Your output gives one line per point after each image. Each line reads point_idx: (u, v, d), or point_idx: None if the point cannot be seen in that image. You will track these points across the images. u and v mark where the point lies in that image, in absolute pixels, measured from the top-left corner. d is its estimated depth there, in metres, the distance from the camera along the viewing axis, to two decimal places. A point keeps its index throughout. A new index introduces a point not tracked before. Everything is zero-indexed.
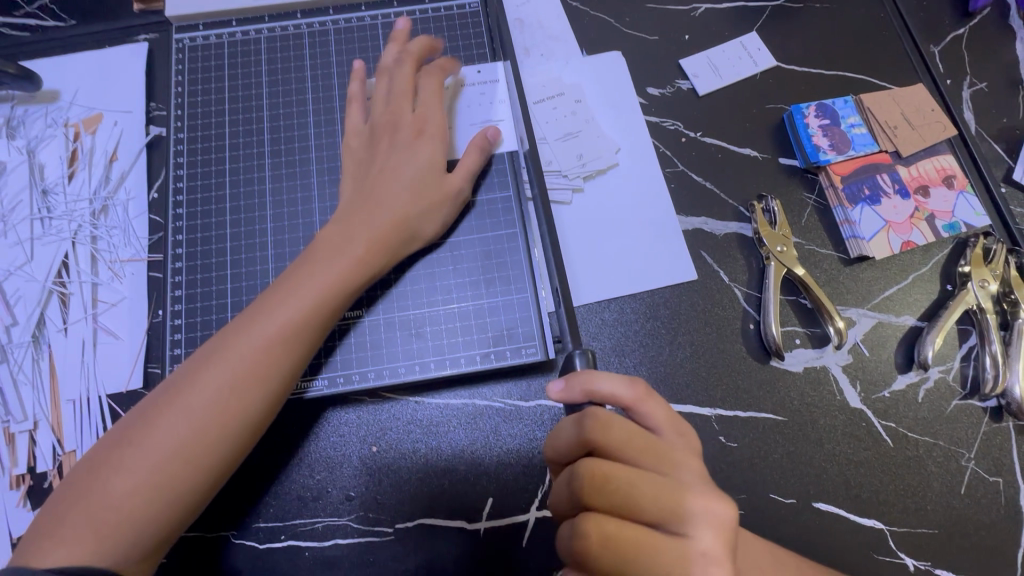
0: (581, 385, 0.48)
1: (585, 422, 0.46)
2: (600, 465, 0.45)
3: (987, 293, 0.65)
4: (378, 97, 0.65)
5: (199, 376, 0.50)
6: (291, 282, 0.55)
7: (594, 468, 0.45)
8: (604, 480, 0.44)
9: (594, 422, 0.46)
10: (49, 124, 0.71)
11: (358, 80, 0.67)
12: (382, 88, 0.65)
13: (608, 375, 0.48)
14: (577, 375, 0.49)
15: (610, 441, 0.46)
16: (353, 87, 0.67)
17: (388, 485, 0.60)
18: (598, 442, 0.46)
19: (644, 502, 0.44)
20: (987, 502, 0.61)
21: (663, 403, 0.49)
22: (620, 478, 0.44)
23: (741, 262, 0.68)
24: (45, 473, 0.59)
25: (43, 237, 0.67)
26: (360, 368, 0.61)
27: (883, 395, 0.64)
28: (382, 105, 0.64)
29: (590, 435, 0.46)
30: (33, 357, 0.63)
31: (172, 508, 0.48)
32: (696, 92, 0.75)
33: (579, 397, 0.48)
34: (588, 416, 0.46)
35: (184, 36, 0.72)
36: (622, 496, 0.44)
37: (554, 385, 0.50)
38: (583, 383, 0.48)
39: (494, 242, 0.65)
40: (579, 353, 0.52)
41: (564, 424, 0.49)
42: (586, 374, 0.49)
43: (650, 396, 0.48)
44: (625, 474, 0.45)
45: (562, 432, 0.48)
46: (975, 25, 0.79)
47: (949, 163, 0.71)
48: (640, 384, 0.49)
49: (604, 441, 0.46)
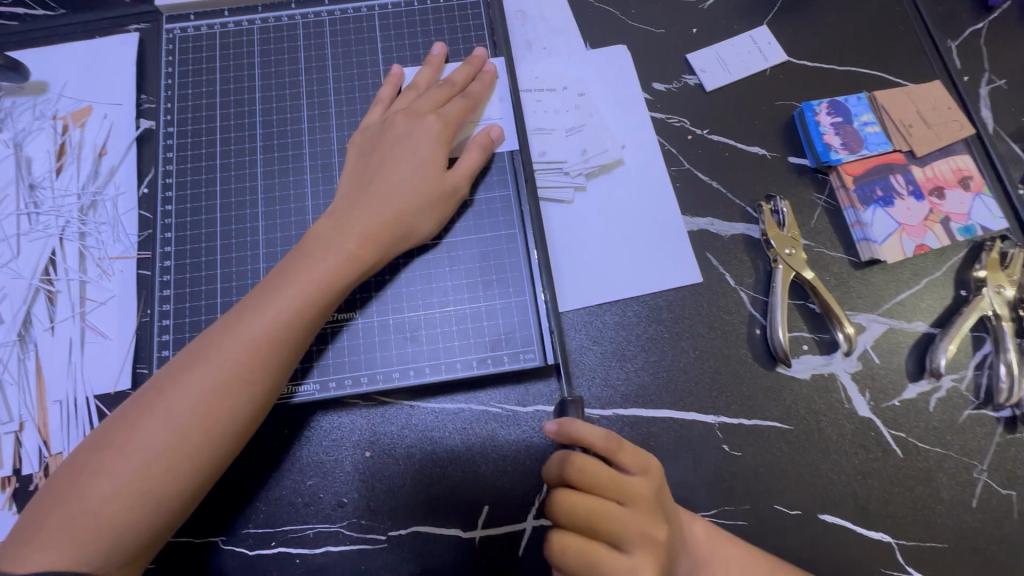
0: (564, 432, 0.47)
1: (564, 463, 0.47)
2: (566, 502, 0.47)
3: (1004, 299, 0.63)
4: (402, 98, 0.64)
5: (183, 377, 0.49)
6: (278, 281, 0.53)
7: (562, 505, 0.47)
8: (569, 514, 0.47)
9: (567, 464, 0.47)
10: (37, 116, 0.70)
11: (389, 85, 0.66)
12: (408, 97, 0.64)
13: (591, 426, 0.47)
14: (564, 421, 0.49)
15: (580, 482, 0.47)
16: (383, 91, 0.65)
17: (380, 491, 0.58)
18: (569, 482, 0.47)
19: (603, 536, 0.46)
20: (1000, 515, 0.59)
21: (636, 448, 0.48)
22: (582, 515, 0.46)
23: (748, 264, 0.66)
24: (31, 476, 0.58)
25: (30, 233, 0.66)
26: (353, 372, 0.59)
27: (894, 404, 0.62)
28: (402, 105, 0.63)
29: (564, 474, 0.47)
30: (19, 357, 0.62)
31: (154, 512, 0.46)
32: (703, 87, 0.73)
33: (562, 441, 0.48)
34: (565, 463, 0.47)
35: (175, 26, 0.70)
36: (585, 528, 0.46)
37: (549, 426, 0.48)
38: (567, 430, 0.47)
39: (493, 242, 0.63)
40: (570, 405, 0.52)
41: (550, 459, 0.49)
42: (570, 422, 0.48)
43: (623, 446, 0.48)
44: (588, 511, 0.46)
45: (546, 467, 0.49)
46: (994, 20, 0.77)
47: (965, 163, 0.69)
48: (616, 434, 0.48)
49: (574, 480, 0.47)
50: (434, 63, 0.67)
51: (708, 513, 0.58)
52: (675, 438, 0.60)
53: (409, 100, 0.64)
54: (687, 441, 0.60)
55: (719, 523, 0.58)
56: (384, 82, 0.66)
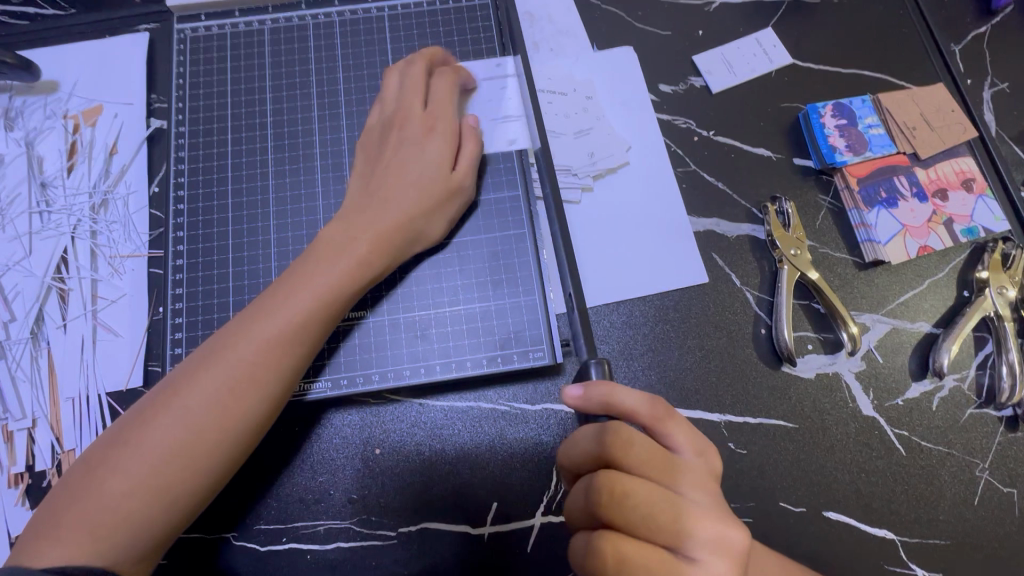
0: (602, 395, 0.46)
1: (605, 435, 0.45)
2: (619, 480, 0.44)
3: (1006, 300, 0.63)
4: (394, 92, 0.64)
5: (198, 376, 0.49)
6: (291, 282, 0.53)
7: (613, 484, 0.43)
8: (622, 497, 0.43)
9: (615, 436, 0.45)
10: (48, 116, 0.70)
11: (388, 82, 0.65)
12: (400, 90, 0.64)
13: (628, 390, 0.47)
14: (598, 383, 0.47)
15: (630, 457, 0.44)
16: (383, 91, 0.65)
17: (390, 488, 0.59)
18: (617, 456, 0.44)
19: (659, 522, 0.43)
20: (1002, 513, 0.60)
21: (680, 421, 0.48)
22: (638, 495, 0.43)
23: (753, 264, 0.67)
24: (44, 472, 0.58)
25: (42, 232, 0.66)
26: (364, 370, 0.60)
27: (897, 403, 0.63)
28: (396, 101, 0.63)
29: (609, 449, 0.45)
30: (32, 354, 0.62)
31: (171, 508, 0.47)
32: (709, 89, 0.73)
33: (593, 407, 0.47)
34: (609, 431, 0.45)
35: (186, 26, 0.70)
36: (638, 515, 0.43)
37: (572, 390, 0.48)
38: (605, 392, 0.46)
39: (502, 242, 0.63)
40: (594, 364, 0.50)
41: (580, 433, 0.47)
42: (608, 385, 0.47)
43: (667, 416, 0.47)
44: (644, 493, 0.43)
45: (582, 442, 0.46)
46: (997, 24, 0.77)
47: (968, 165, 0.69)
48: (659, 401, 0.47)
49: (623, 456, 0.44)
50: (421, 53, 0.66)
51: None
52: None
53: (401, 94, 0.63)
54: None
55: None
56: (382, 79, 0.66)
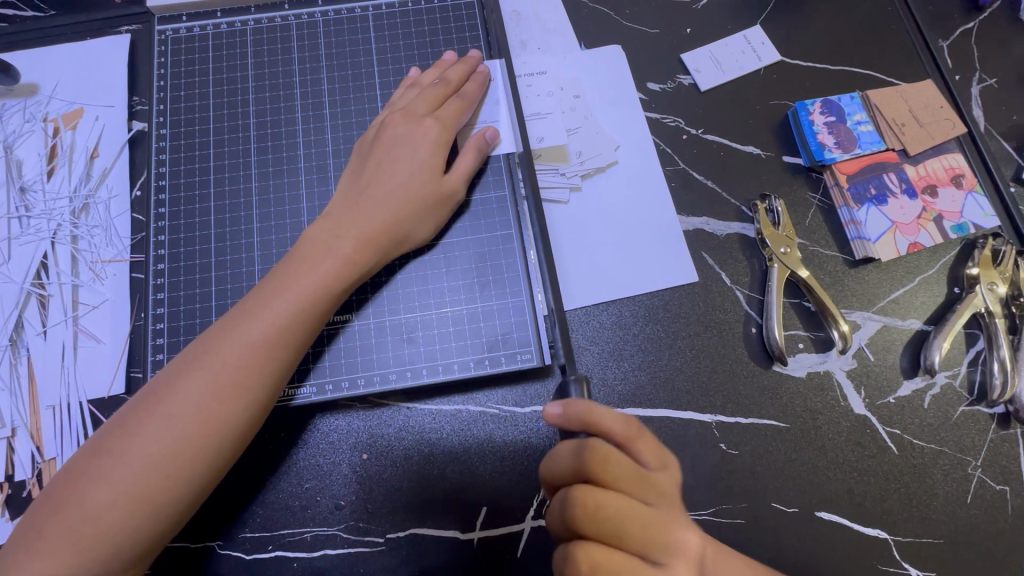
0: (582, 413, 0.44)
1: (584, 452, 0.44)
2: (594, 496, 0.43)
3: (996, 296, 0.63)
4: (404, 97, 0.64)
5: (181, 382, 0.48)
6: (277, 285, 0.53)
7: (587, 500, 0.43)
8: (596, 512, 0.43)
9: (594, 456, 0.43)
10: (28, 118, 0.69)
11: (403, 89, 0.65)
12: (409, 96, 0.64)
13: (608, 408, 0.45)
14: (579, 401, 0.45)
15: (607, 474, 0.44)
16: (394, 96, 0.65)
17: (379, 493, 0.58)
18: (595, 473, 0.43)
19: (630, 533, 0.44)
20: (995, 511, 0.59)
21: (651, 438, 0.47)
22: (611, 509, 0.43)
23: (744, 263, 0.66)
24: (24, 482, 0.57)
25: (21, 237, 0.65)
26: (350, 374, 0.59)
27: (889, 401, 0.62)
28: (402, 104, 0.63)
29: (587, 467, 0.43)
30: (11, 362, 0.61)
31: (154, 519, 0.46)
32: (698, 87, 0.73)
33: (572, 425, 0.45)
34: (588, 450, 0.43)
35: (167, 27, 0.69)
36: (612, 527, 0.43)
37: (552, 407, 0.45)
38: (585, 411, 0.45)
39: (490, 243, 0.63)
40: (573, 383, 0.49)
41: (560, 449, 0.45)
42: (588, 403, 0.45)
43: (640, 434, 0.46)
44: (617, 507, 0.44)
45: (559, 459, 0.45)
46: (984, 19, 0.77)
47: (957, 162, 0.69)
48: (633, 420, 0.47)
49: (600, 473, 0.44)
50: (443, 64, 0.66)
51: (706, 511, 0.58)
52: (672, 439, 0.60)
53: (409, 100, 0.63)
54: (685, 440, 0.60)
55: (717, 522, 0.58)
56: (400, 87, 0.66)
